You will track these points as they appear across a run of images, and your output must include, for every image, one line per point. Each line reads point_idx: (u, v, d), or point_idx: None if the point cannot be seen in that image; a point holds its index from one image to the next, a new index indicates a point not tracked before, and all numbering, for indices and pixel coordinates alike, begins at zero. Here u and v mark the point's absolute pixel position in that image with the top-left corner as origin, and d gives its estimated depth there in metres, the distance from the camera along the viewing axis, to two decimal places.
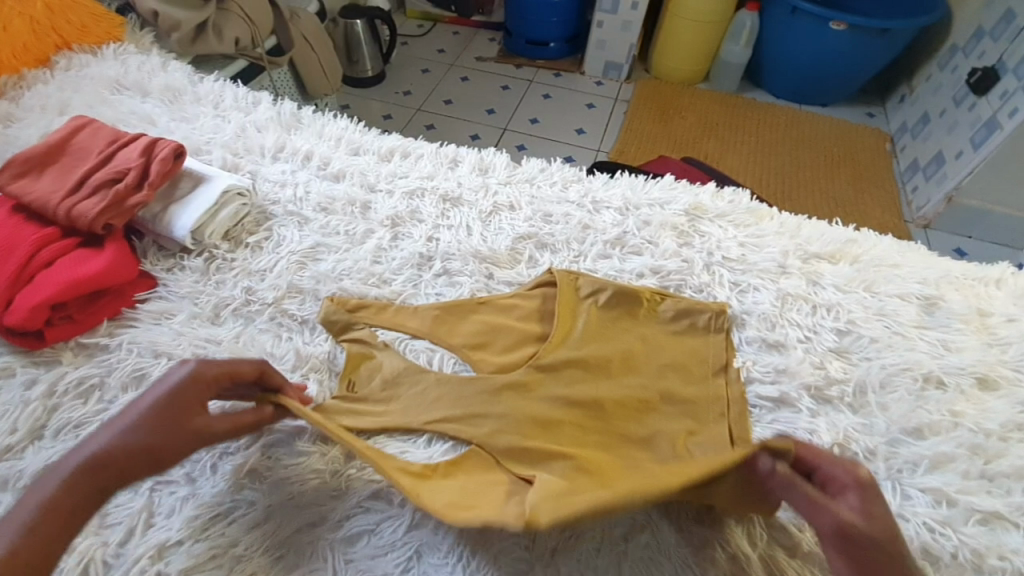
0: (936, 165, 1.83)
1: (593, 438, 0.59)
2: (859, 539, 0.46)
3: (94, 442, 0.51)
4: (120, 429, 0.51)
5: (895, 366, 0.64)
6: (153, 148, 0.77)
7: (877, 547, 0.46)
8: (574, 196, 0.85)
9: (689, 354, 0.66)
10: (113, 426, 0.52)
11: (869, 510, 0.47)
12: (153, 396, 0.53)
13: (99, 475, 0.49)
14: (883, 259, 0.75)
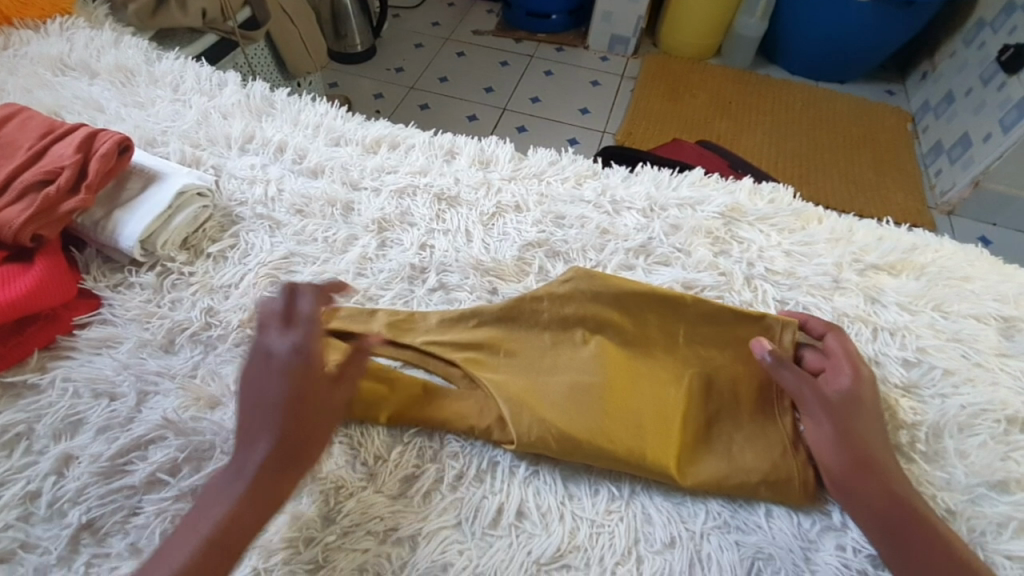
0: (962, 147, 1.71)
1: (630, 392, 0.56)
2: (843, 407, 0.52)
3: (254, 405, 0.47)
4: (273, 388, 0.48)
5: (976, 406, 0.53)
6: (92, 142, 0.66)
7: (859, 415, 0.51)
8: (590, 195, 0.73)
9: (733, 366, 0.58)
10: (261, 388, 0.48)
11: (857, 388, 0.53)
12: (286, 359, 0.49)
13: (280, 466, 0.45)
14: (952, 271, 0.64)
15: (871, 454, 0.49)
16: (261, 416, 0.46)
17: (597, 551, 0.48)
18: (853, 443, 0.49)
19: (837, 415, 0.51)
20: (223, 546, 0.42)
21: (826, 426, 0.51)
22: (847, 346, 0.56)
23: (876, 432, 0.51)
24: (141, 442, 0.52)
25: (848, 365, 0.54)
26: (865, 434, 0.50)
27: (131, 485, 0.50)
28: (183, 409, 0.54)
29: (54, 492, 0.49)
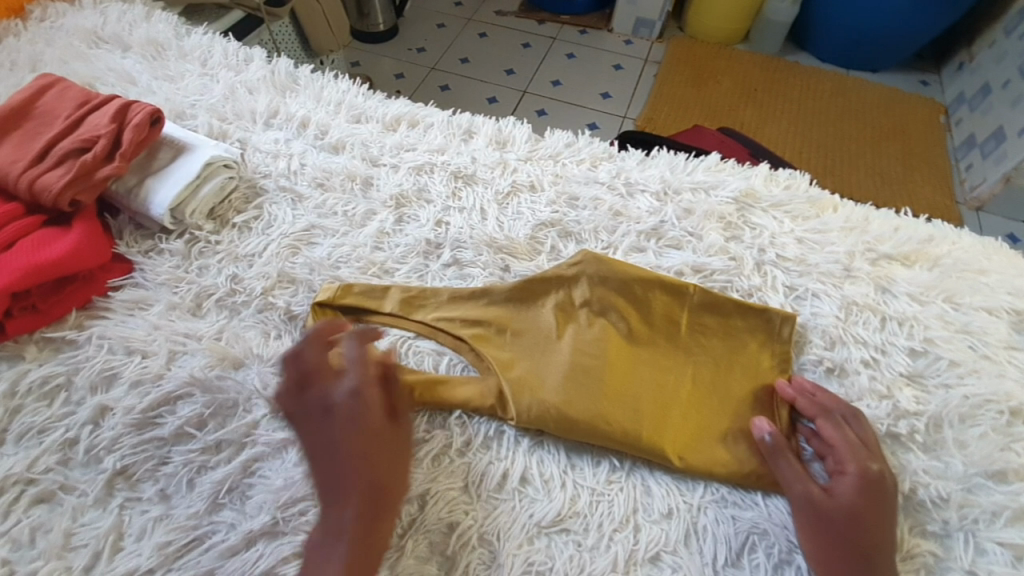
0: (995, 142, 1.66)
1: (631, 375, 0.57)
2: (833, 515, 0.48)
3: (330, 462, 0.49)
4: (342, 440, 0.49)
5: (979, 397, 0.54)
6: (125, 113, 0.69)
7: (862, 526, 0.47)
8: (604, 176, 0.74)
9: (733, 356, 0.58)
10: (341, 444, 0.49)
11: (860, 488, 0.49)
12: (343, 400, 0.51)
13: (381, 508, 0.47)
14: (967, 263, 0.64)
15: (866, 566, 0.46)
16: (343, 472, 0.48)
17: (596, 518, 0.51)
18: (846, 556, 0.46)
19: (829, 522, 0.48)
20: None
21: (817, 536, 0.48)
22: (856, 434, 0.52)
23: (877, 540, 0.47)
24: (169, 398, 0.55)
25: (853, 457, 0.50)
26: (856, 549, 0.46)
27: (161, 436, 0.53)
28: (209, 368, 0.57)
29: (91, 440, 0.53)
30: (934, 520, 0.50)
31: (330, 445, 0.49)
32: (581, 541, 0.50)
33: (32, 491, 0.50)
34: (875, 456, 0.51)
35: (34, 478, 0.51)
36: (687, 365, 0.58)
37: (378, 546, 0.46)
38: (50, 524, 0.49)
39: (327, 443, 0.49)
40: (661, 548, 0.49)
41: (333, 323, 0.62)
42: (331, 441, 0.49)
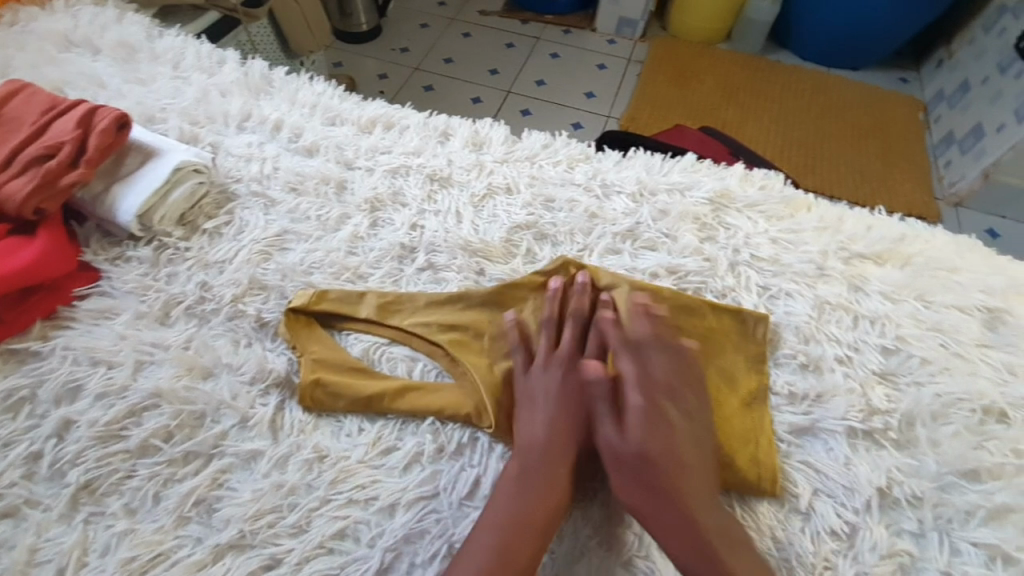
0: (974, 138, 1.68)
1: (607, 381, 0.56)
2: (622, 454, 0.50)
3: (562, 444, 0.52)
4: (558, 425, 0.53)
5: (952, 396, 0.53)
6: (92, 118, 0.67)
7: (671, 483, 0.49)
8: (581, 178, 0.74)
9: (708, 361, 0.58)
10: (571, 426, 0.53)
11: (653, 430, 0.51)
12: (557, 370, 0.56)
13: (568, 458, 0.52)
14: (940, 260, 0.64)
15: (664, 501, 0.48)
16: (574, 454, 0.52)
17: (569, 524, 0.50)
18: (675, 514, 0.48)
19: (647, 477, 0.49)
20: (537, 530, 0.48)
21: (616, 476, 0.50)
22: (643, 374, 0.54)
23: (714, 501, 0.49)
24: (135, 410, 0.54)
25: (679, 401, 0.53)
26: (631, 486, 0.49)
27: (126, 449, 0.52)
28: (177, 378, 0.56)
29: (55, 453, 0.52)
30: (908, 519, 0.49)
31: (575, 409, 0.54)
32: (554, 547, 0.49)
33: None
34: (840, 457, 0.52)
35: None
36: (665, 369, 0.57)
37: (561, 491, 0.50)
38: (11, 541, 0.48)
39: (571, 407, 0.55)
40: (633, 553, 0.49)
41: (305, 328, 0.61)
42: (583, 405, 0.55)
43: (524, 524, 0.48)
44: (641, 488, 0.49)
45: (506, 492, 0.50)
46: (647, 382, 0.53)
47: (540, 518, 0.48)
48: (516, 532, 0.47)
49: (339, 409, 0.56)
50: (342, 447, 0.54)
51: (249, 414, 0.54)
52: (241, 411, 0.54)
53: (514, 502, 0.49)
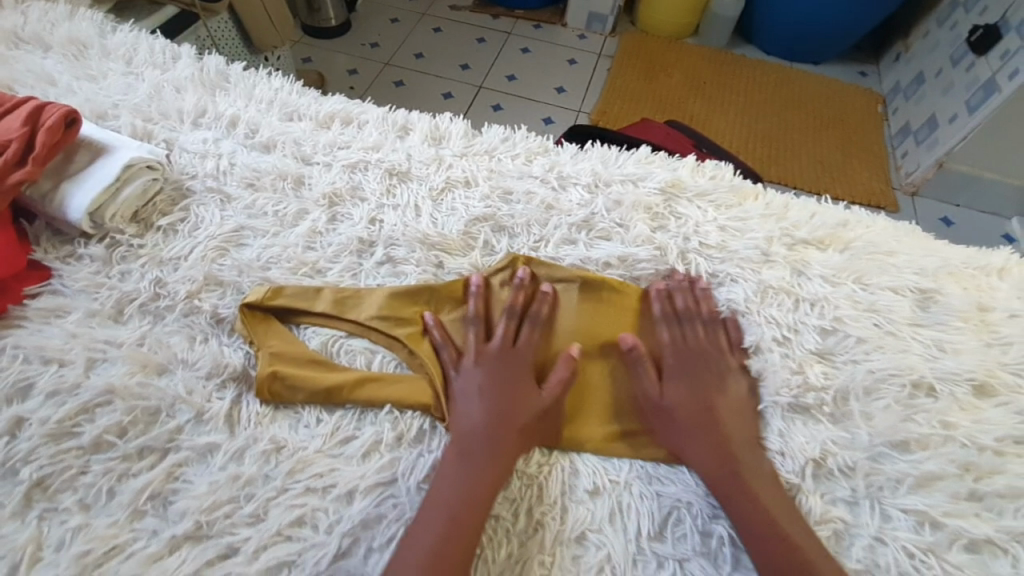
0: (929, 128, 1.74)
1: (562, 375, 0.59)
2: (702, 422, 0.55)
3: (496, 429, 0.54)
4: (493, 411, 0.55)
5: (886, 371, 0.56)
6: (39, 115, 0.66)
7: (713, 436, 0.54)
8: (538, 171, 0.75)
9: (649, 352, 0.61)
10: (506, 411, 0.55)
11: (705, 395, 0.57)
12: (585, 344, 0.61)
13: (503, 441, 0.53)
14: (878, 245, 0.67)
15: (729, 459, 0.53)
16: (509, 439, 0.54)
17: (525, 501, 0.52)
18: (719, 462, 0.53)
19: (688, 433, 0.55)
20: (471, 512, 0.49)
21: (696, 441, 0.55)
22: (698, 342, 0.60)
23: (754, 451, 0.54)
24: (87, 407, 0.53)
25: (716, 366, 0.59)
26: (700, 446, 0.54)
27: (79, 446, 0.52)
28: (130, 375, 0.56)
29: (5, 453, 0.51)
30: (843, 487, 0.52)
31: (510, 395, 0.56)
32: (510, 524, 0.51)
33: None
34: (776, 430, 0.55)
35: None
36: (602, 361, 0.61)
37: (495, 474, 0.51)
38: None
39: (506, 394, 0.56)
40: (586, 527, 0.51)
41: (262, 323, 0.61)
42: (521, 392, 0.57)
43: (458, 506, 0.49)
44: (692, 441, 0.55)
45: (448, 479, 0.51)
46: (677, 352, 0.60)
47: (479, 503, 0.50)
48: (458, 517, 0.49)
49: (297, 400, 0.56)
50: (300, 438, 0.54)
51: (204, 408, 0.55)
52: (197, 406, 0.55)
53: (450, 486, 0.50)
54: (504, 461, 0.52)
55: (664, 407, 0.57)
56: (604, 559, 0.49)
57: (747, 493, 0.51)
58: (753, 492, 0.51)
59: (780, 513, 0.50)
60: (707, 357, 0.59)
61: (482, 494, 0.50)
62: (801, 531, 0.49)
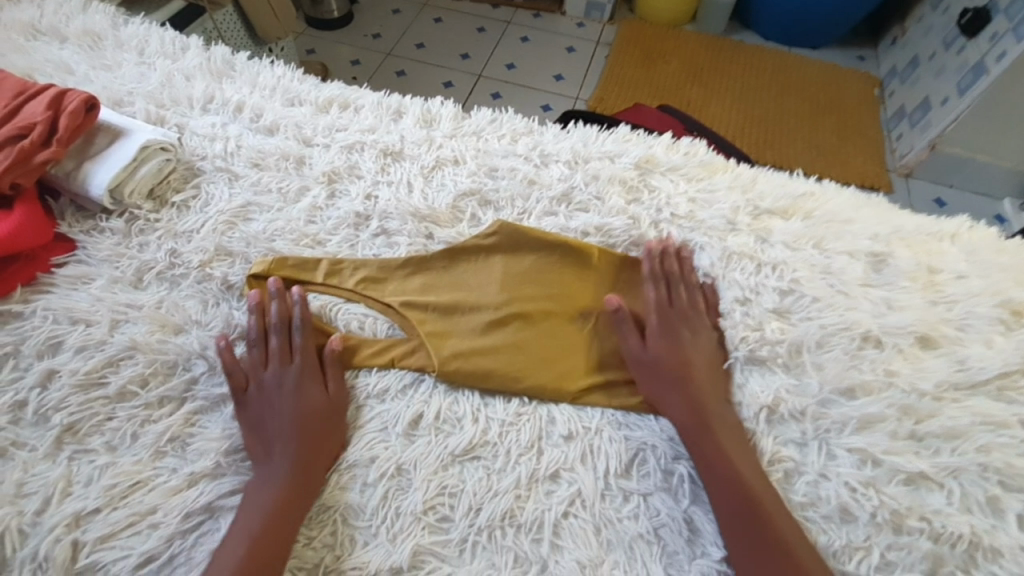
0: (922, 112, 1.76)
1: (546, 330, 0.65)
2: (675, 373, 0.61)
3: (296, 433, 0.56)
4: (292, 420, 0.57)
5: (834, 327, 0.62)
6: (61, 101, 0.72)
7: (683, 385, 0.60)
8: (522, 149, 0.81)
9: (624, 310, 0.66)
10: (299, 423, 0.57)
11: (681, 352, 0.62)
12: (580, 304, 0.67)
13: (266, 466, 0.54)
14: (836, 215, 0.74)
15: (698, 409, 0.58)
16: (312, 440, 0.56)
17: (504, 445, 0.58)
18: (686, 408, 0.58)
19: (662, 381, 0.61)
20: (265, 537, 0.50)
21: (670, 390, 0.60)
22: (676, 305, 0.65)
23: (718, 400, 0.59)
24: (112, 361, 0.60)
25: (691, 323, 0.64)
26: (674, 396, 0.60)
27: (106, 395, 0.58)
28: (150, 333, 0.62)
29: (40, 401, 0.57)
30: (794, 431, 0.57)
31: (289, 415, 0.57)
32: (491, 463, 0.57)
33: None
34: (737, 380, 0.61)
35: None
36: (579, 317, 0.66)
37: (285, 494, 0.53)
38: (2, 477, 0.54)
39: (287, 415, 0.57)
40: (560, 466, 0.57)
41: (268, 291, 0.67)
42: (298, 409, 0.58)
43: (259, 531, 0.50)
44: (666, 390, 0.60)
45: (261, 485, 0.53)
46: (659, 311, 0.65)
47: (288, 504, 0.52)
48: (257, 535, 0.50)
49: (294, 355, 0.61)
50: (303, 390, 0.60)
51: (218, 363, 0.61)
52: (212, 360, 0.61)
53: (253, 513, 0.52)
54: (305, 465, 0.55)
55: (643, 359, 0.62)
56: (573, 494, 0.55)
57: (707, 435, 0.56)
58: (714, 435, 0.56)
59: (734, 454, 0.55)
60: (684, 318, 0.65)
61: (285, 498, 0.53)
62: (751, 471, 0.54)
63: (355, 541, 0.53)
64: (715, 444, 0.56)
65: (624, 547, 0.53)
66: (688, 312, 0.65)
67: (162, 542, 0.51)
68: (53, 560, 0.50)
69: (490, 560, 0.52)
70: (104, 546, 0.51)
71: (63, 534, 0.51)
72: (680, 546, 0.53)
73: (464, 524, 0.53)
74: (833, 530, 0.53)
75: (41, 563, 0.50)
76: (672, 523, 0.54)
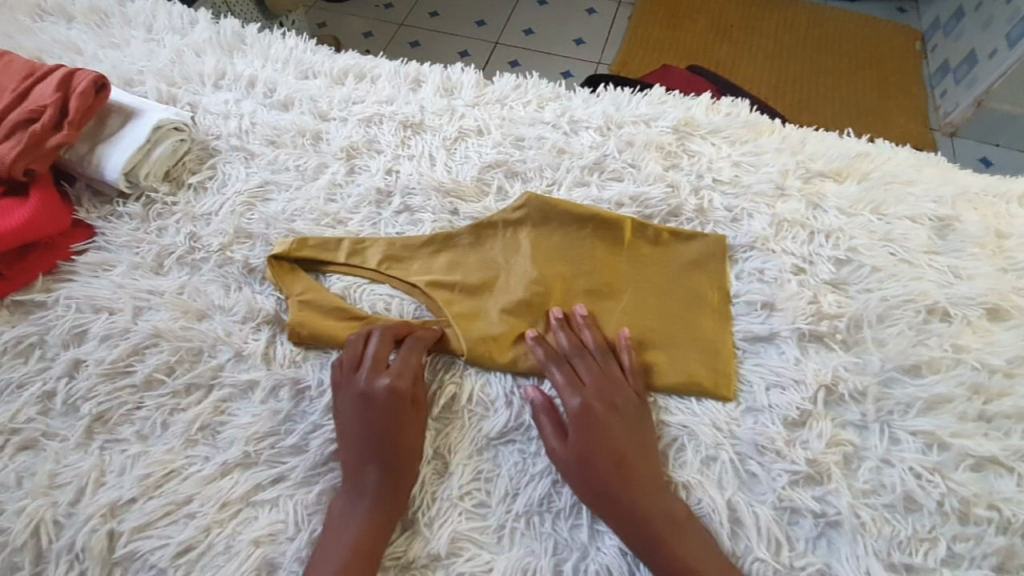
0: (967, 66, 1.62)
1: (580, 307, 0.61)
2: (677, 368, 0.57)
3: (390, 452, 0.52)
4: (374, 431, 0.53)
5: (897, 298, 0.59)
6: (70, 81, 0.70)
7: (616, 425, 0.53)
8: (549, 116, 0.76)
9: (662, 285, 0.62)
10: (380, 433, 0.53)
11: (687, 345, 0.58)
12: (608, 280, 0.63)
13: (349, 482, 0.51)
14: (897, 176, 0.70)
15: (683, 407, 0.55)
16: (399, 456, 0.52)
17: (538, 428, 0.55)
18: (607, 450, 0.51)
19: (591, 421, 0.53)
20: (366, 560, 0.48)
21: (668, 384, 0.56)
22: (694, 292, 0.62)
23: (647, 444, 0.52)
24: (137, 349, 0.58)
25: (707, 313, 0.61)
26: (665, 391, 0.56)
27: (132, 383, 0.57)
28: (174, 320, 0.60)
29: (67, 391, 0.56)
30: (852, 412, 0.53)
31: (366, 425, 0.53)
32: (525, 447, 0.54)
33: (15, 440, 0.54)
34: (791, 357, 0.57)
35: (15, 429, 0.55)
36: (614, 293, 0.62)
37: (381, 511, 0.50)
38: (35, 468, 0.53)
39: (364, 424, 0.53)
40: None
41: (290, 274, 0.64)
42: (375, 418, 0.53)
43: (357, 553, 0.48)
44: (576, 427, 0.52)
45: (352, 513, 0.50)
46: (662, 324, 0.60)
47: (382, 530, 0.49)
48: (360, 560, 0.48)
49: (320, 339, 0.59)
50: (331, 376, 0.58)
51: (243, 348, 0.59)
52: (236, 346, 0.59)
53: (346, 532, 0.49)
54: (394, 478, 0.51)
55: (577, 394, 0.55)
56: None
57: (629, 483, 0.49)
58: (589, 478, 0.50)
59: (662, 507, 0.49)
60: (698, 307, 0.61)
61: (378, 525, 0.49)
62: (676, 522, 0.48)
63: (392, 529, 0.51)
64: (593, 490, 0.50)
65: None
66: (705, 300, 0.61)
67: (197, 533, 0.50)
68: (89, 552, 0.49)
69: (528, 547, 0.49)
70: (139, 536, 0.50)
71: (99, 525, 0.50)
72: (724, 537, 0.49)
73: (501, 510, 0.51)
74: (899, 520, 0.48)
75: (78, 554, 0.50)
76: (714, 514, 0.50)
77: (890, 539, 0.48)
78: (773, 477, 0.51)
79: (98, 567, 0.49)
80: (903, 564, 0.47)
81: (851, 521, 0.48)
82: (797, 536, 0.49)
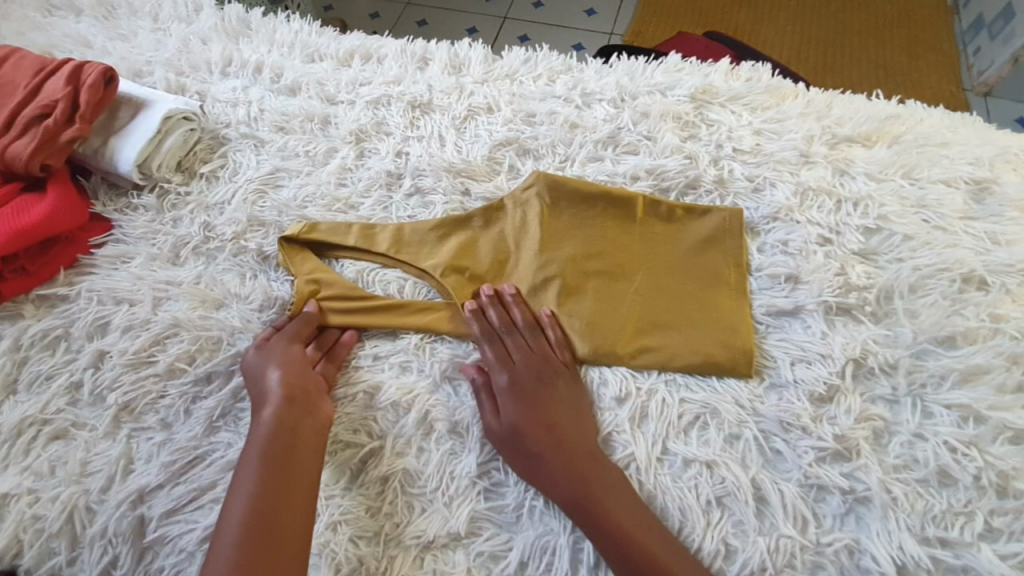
0: (1004, 19, 1.51)
1: (593, 287, 0.60)
2: (695, 347, 0.55)
3: (288, 404, 0.52)
4: (273, 393, 0.53)
5: (931, 267, 0.56)
6: (79, 75, 0.70)
7: (544, 398, 0.53)
8: (561, 90, 0.74)
9: (676, 263, 0.61)
10: (277, 394, 0.53)
11: (708, 324, 0.56)
12: (623, 258, 0.61)
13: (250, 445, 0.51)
14: (930, 137, 0.66)
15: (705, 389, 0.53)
16: (293, 412, 0.52)
17: None
18: (537, 422, 0.52)
19: (523, 395, 0.53)
20: (261, 513, 0.46)
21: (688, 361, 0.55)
22: (722, 271, 0.59)
23: (578, 411, 0.53)
24: (158, 339, 0.59)
25: (731, 289, 0.58)
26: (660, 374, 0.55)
27: (155, 373, 0.57)
28: (192, 310, 0.61)
29: (94, 381, 0.57)
30: (883, 385, 0.52)
31: (264, 390, 0.54)
32: None
33: (47, 430, 0.55)
34: (817, 331, 0.55)
35: (47, 419, 0.56)
36: (626, 271, 0.60)
37: (274, 464, 0.49)
38: (67, 457, 0.55)
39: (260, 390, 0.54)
40: (612, 429, 0.52)
41: (302, 257, 0.64)
42: (269, 382, 0.54)
43: (257, 505, 0.47)
44: (510, 401, 0.53)
45: (251, 472, 0.48)
46: (682, 302, 0.58)
47: (287, 475, 0.48)
48: (260, 514, 0.46)
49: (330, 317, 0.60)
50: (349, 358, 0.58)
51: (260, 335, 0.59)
52: (254, 333, 0.59)
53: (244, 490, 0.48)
54: (286, 433, 0.50)
55: (506, 369, 0.55)
56: (628, 458, 0.51)
57: (568, 454, 0.50)
58: (521, 450, 0.51)
59: (591, 469, 0.49)
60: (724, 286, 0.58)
61: (289, 446, 0.50)
62: (604, 481, 0.49)
63: (412, 507, 0.50)
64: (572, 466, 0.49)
65: (681, 512, 0.48)
66: (729, 275, 0.59)
67: None
68: (123, 535, 0.51)
69: (548, 525, 0.49)
70: (169, 520, 0.51)
71: (131, 510, 0.52)
72: (748, 516, 0.48)
73: (519, 490, 0.51)
74: (933, 495, 0.47)
75: (111, 538, 0.51)
76: (738, 492, 0.48)
77: (923, 514, 0.46)
78: (798, 454, 0.49)
79: (131, 550, 0.51)
80: (937, 538, 0.45)
81: (882, 497, 0.47)
82: (824, 513, 0.48)
